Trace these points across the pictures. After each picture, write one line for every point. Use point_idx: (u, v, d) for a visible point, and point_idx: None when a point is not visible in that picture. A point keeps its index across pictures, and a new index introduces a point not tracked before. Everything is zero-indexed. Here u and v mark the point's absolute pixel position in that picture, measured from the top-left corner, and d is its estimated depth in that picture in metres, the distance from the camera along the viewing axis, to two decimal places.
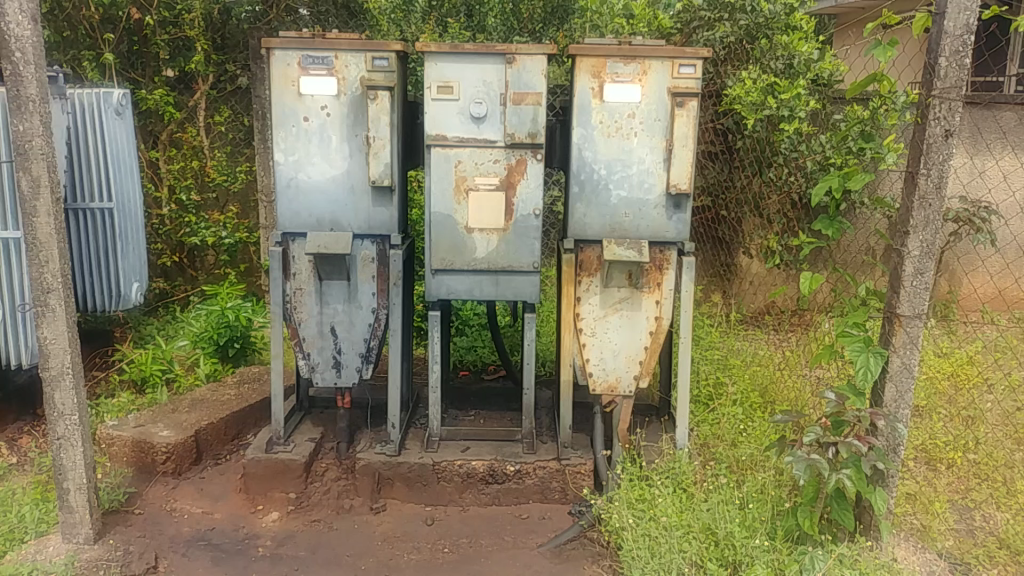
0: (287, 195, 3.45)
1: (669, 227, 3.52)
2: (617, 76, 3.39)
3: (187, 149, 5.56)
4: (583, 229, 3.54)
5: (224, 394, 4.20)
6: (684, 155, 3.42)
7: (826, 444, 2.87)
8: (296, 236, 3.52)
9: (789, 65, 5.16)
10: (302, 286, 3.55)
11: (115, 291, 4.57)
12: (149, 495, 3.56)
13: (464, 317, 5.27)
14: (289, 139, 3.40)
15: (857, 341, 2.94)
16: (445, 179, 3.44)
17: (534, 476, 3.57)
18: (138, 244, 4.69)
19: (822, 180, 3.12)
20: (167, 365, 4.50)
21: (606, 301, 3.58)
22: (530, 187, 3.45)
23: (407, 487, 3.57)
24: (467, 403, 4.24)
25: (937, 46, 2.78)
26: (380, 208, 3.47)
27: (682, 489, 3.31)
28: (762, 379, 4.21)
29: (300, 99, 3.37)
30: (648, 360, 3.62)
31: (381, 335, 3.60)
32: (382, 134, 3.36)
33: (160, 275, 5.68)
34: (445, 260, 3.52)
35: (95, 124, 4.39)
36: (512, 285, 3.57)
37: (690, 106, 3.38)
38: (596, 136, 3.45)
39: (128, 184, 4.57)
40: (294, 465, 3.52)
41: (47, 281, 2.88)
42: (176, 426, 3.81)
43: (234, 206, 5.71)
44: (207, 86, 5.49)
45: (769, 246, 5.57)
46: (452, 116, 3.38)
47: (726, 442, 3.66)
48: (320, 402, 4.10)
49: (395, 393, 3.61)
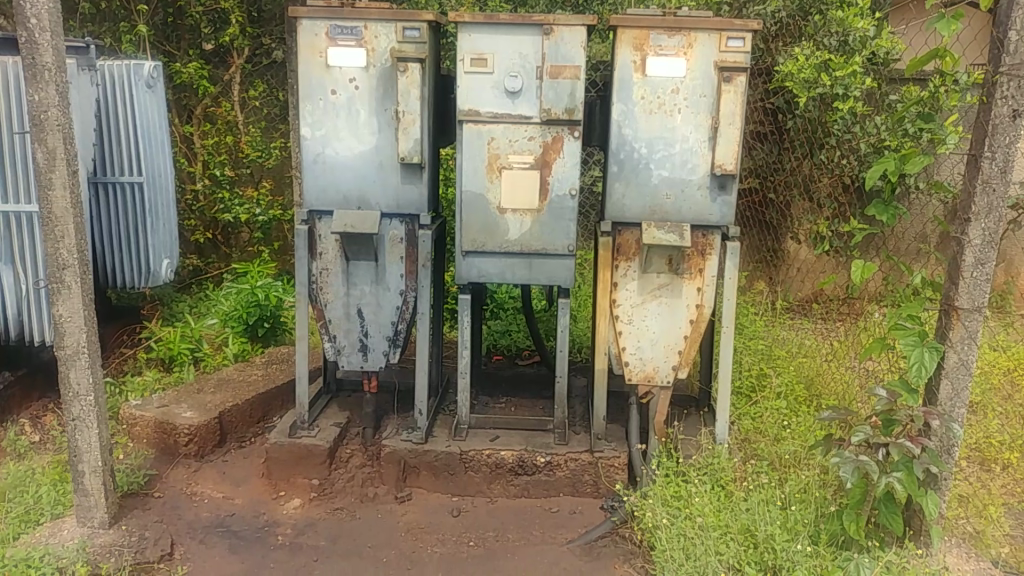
0: (314, 171, 3.33)
1: (713, 211, 3.32)
2: (660, 49, 3.19)
3: (222, 124, 5.48)
4: (622, 211, 3.36)
5: (251, 374, 4.13)
6: (730, 134, 3.22)
7: (876, 445, 2.68)
8: (323, 215, 3.40)
9: (842, 42, 4.88)
10: (329, 267, 3.43)
11: (144, 268, 4.51)
12: (170, 477, 3.51)
13: (499, 299, 5.14)
14: (316, 113, 3.27)
15: (911, 334, 2.73)
16: (477, 156, 3.28)
17: (565, 469, 3.41)
18: (168, 219, 4.60)
19: (877, 162, 2.88)
20: (196, 344, 4.45)
21: (644, 287, 3.41)
22: (567, 167, 3.28)
23: (434, 476, 3.45)
24: (499, 390, 4.11)
25: (1006, 19, 2.53)
26: (409, 186, 3.33)
27: (720, 486, 3.14)
28: (808, 371, 4.00)
29: (327, 71, 3.23)
30: (687, 350, 3.44)
31: (409, 318, 3.47)
32: (412, 108, 3.21)
33: (194, 252, 5.64)
34: (477, 241, 3.37)
35: (124, 96, 4.33)
36: (545, 269, 3.40)
37: (738, 82, 3.17)
38: (637, 113, 3.25)
39: (159, 158, 4.50)
40: (318, 450, 3.42)
41: (63, 257, 2.81)
42: (200, 407, 3.75)
43: (268, 181, 5.61)
44: (242, 61, 5.39)
45: (818, 232, 5.34)
46: (486, 90, 3.21)
47: (768, 439, 3.44)
48: (348, 385, 4.00)
49: (422, 378, 3.49)
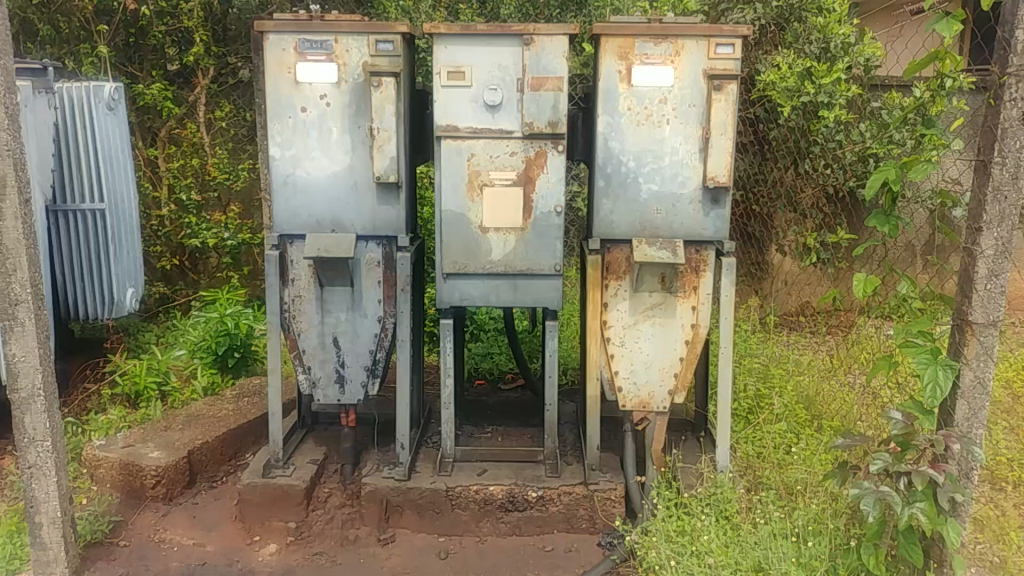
0: (285, 193, 3.13)
1: (706, 225, 3.17)
2: (646, 58, 3.04)
3: (187, 146, 5.28)
4: (610, 228, 3.19)
5: (222, 409, 3.88)
6: (723, 145, 3.07)
7: (896, 474, 2.54)
8: (294, 239, 3.20)
9: (824, 49, 4.78)
10: (302, 294, 3.23)
11: (108, 298, 4.27)
12: (137, 524, 3.26)
13: (480, 321, 4.96)
14: (285, 132, 3.08)
15: (923, 352, 2.58)
16: (457, 173, 3.10)
17: (559, 503, 3.22)
18: (133, 246, 4.38)
19: (876, 172, 2.73)
20: (163, 377, 4.21)
21: (636, 307, 3.24)
22: (551, 182, 3.11)
23: (419, 515, 3.23)
24: (484, 418, 3.91)
25: (1012, 18, 2.39)
26: (386, 206, 3.14)
27: (725, 518, 2.98)
28: (805, 389, 3.87)
29: (297, 87, 3.05)
30: (683, 372, 3.27)
31: (388, 346, 3.27)
32: (387, 124, 3.02)
33: (160, 279, 5.39)
34: (458, 263, 3.18)
35: (85, 121, 4.09)
36: (531, 291, 3.22)
37: (729, 90, 3.02)
38: (624, 125, 3.10)
39: (121, 182, 4.27)
40: (294, 491, 3.20)
41: (15, 292, 2.59)
42: (168, 446, 3.50)
43: (237, 205, 5.39)
44: (207, 80, 5.20)
45: (806, 243, 5.25)
46: (464, 105, 3.04)
47: (773, 467, 3.28)
48: (324, 419, 3.78)
49: (404, 410, 3.28)
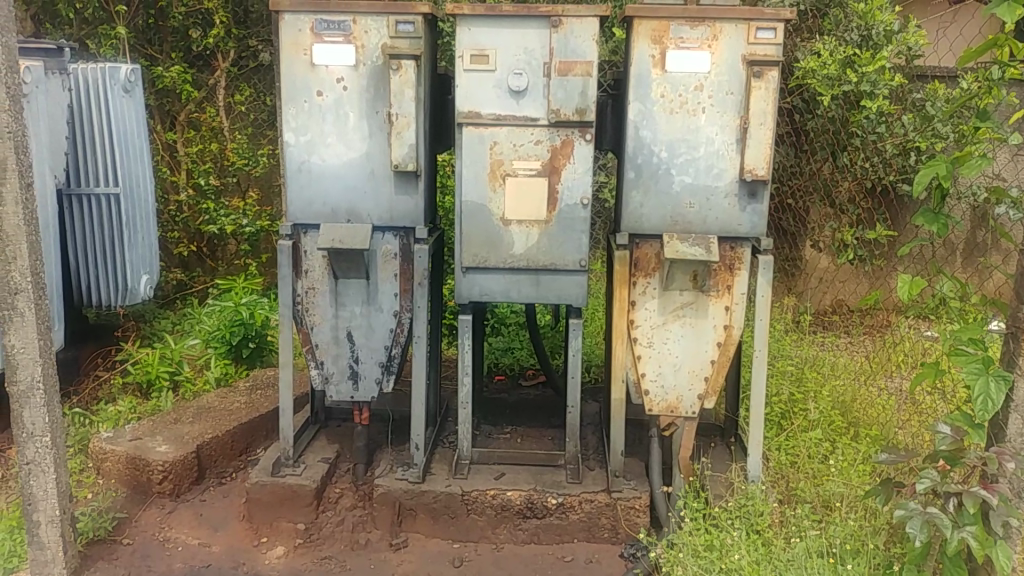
0: (298, 181, 2.99)
1: (743, 221, 2.98)
2: (682, 41, 2.86)
3: (206, 130, 5.17)
4: (640, 221, 3.01)
5: (234, 402, 3.77)
6: (761, 135, 2.89)
7: (945, 493, 2.38)
8: (308, 229, 3.06)
9: (865, 37, 4.59)
10: (315, 285, 3.09)
11: (121, 285, 4.17)
12: (142, 521, 3.16)
13: (500, 315, 4.80)
14: (300, 117, 2.94)
15: (974, 361, 2.38)
16: (479, 161, 2.94)
17: (580, 511, 3.07)
18: (148, 232, 4.27)
19: (925, 167, 2.51)
20: (176, 367, 4.12)
21: (666, 306, 3.06)
22: (579, 172, 2.94)
23: (433, 520, 3.10)
24: (503, 417, 3.76)
25: None
26: (403, 196, 2.99)
27: (756, 532, 2.84)
28: (841, 394, 3.68)
29: (313, 70, 2.90)
30: (714, 376, 3.10)
31: (404, 342, 3.12)
32: (406, 110, 2.87)
33: (178, 266, 5.30)
34: (479, 256, 3.02)
35: (100, 103, 3.95)
36: (555, 287, 3.06)
37: (769, 77, 2.84)
38: (656, 113, 2.92)
39: (136, 167, 4.15)
40: (304, 491, 3.08)
41: (15, 280, 2.48)
42: (176, 440, 3.40)
43: (255, 191, 5.28)
44: (227, 64, 5.09)
45: (842, 240, 5.04)
46: (488, 90, 2.88)
47: (807, 479, 3.12)
48: (338, 414, 3.65)
49: (419, 409, 3.14)
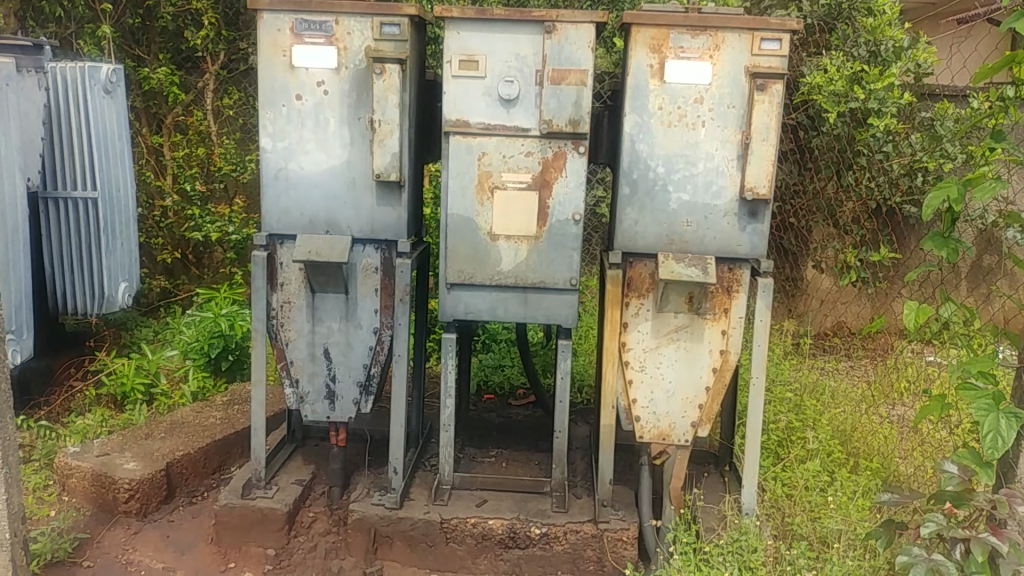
0: (275, 189, 2.85)
1: (742, 241, 2.84)
2: (682, 51, 2.72)
3: (193, 134, 5.04)
4: (634, 240, 2.86)
5: (209, 417, 3.61)
6: (764, 152, 2.74)
7: (951, 539, 2.24)
8: (284, 239, 2.92)
9: (873, 53, 4.44)
10: (291, 299, 2.94)
11: (98, 291, 4.01)
12: (105, 542, 3.00)
13: (492, 331, 4.66)
14: (278, 122, 2.80)
15: (983, 397, 2.22)
16: (466, 173, 2.80)
17: (565, 542, 2.91)
18: (126, 237, 4.12)
19: (936, 188, 2.36)
20: (152, 379, 3.98)
21: (659, 329, 2.91)
22: (570, 187, 2.80)
23: (409, 548, 2.93)
24: (488, 439, 3.60)
25: None
26: (385, 207, 2.84)
27: (748, 570, 2.67)
28: (841, 423, 3.52)
29: (292, 73, 2.77)
30: (708, 403, 2.94)
31: (384, 361, 2.97)
32: (389, 117, 2.73)
33: (162, 273, 5.15)
34: (463, 272, 2.87)
35: (78, 102, 3.80)
36: (543, 306, 2.91)
37: (774, 91, 2.70)
38: (654, 125, 2.78)
39: (115, 171, 4.00)
40: (275, 515, 2.93)
41: None
42: (145, 457, 3.24)
43: (242, 197, 5.12)
44: (217, 66, 4.96)
45: (845, 261, 4.89)
46: (477, 99, 2.74)
47: (804, 513, 2.95)
48: (316, 433, 3.50)
49: (398, 431, 2.99)
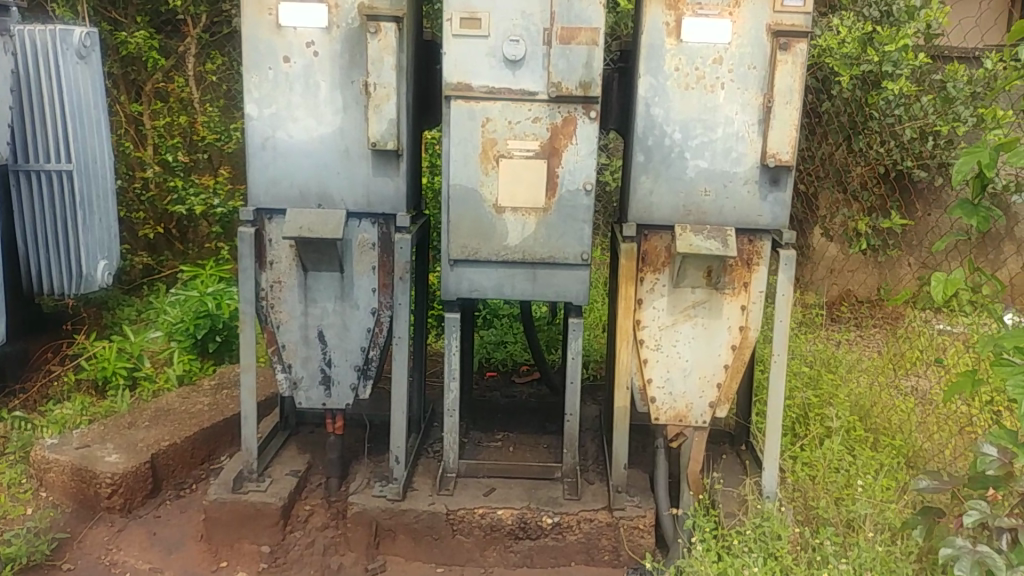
0: (263, 159, 2.64)
1: (763, 211, 2.66)
2: (700, 7, 2.52)
3: (175, 102, 4.81)
4: (649, 211, 2.68)
5: (196, 403, 3.42)
6: (787, 115, 2.56)
7: (997, 528, 2.12)
8: (273, 214, 2.71)
9: (885, 13, 4.40)
10: (281, 279, 2.74)
11: (75, 269, 3.76)
12: (88, 541, 2.83)
13: (493, 306, 4.48)
14: (264, 86, 2.58)
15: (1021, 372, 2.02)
16: (469, 140, 2.59)
17: (578, 532, 2.76)
18: (105, 213, 3.87)
19: (964, 152, 2.17)
20: (136, 363, 3.81)
21: (675, 305, 2.74)
22: (581, 154, 2.60)
23: (414, 541, 2.78)
24: (493, 422, 3.44)
25: None
26: (382, 178, 2.64)
27: (772, 557, 2.53)
28: (858, 397, 3.38)
29: (279, 33, 2.54)
30: (727, 383, 2.79)
31: (383, 343, 2.79)
32: (385, 80, 2.52)
33: (145, 249, 4.92)
34: (467, 247, 2.68)
35: (49, 67, 3.55)
36: (553, 282, 2.72)
37: (797, 50, 2.51)
38: (670, 88, 2.58)
39: (92, 141, 3.75)
40: (268, 510, 2.76)
41: None
42: (128, 449, 3.06)
43: (227, 167, 4.88)
44: (198, 30, 4.70)
45: (855, 229, 4.72)
46: (479, 59, 2.53)
47: (827, 495, 2.82)
48: (312, 419, 3.33)
49: (399, 417, 2.81)
